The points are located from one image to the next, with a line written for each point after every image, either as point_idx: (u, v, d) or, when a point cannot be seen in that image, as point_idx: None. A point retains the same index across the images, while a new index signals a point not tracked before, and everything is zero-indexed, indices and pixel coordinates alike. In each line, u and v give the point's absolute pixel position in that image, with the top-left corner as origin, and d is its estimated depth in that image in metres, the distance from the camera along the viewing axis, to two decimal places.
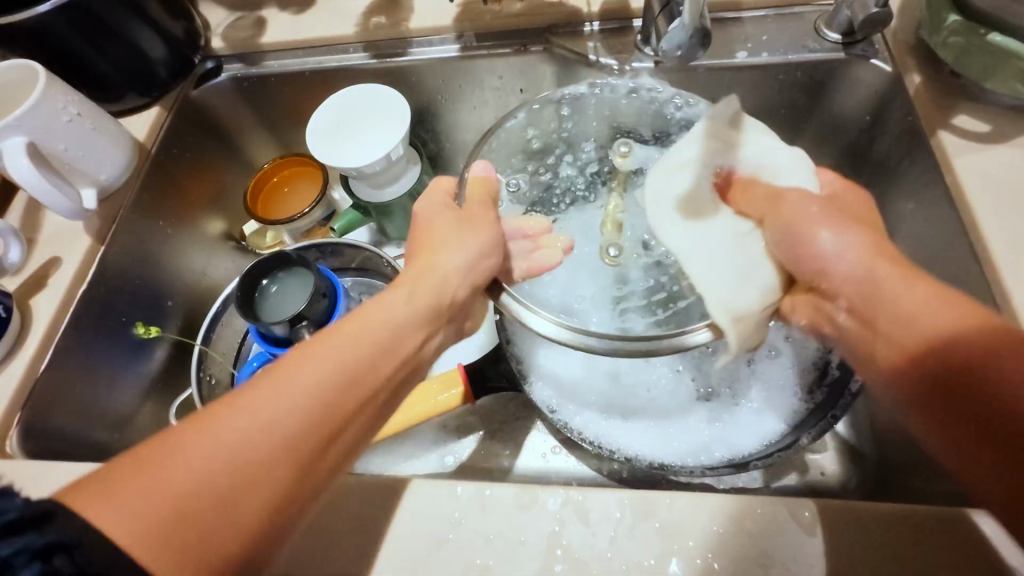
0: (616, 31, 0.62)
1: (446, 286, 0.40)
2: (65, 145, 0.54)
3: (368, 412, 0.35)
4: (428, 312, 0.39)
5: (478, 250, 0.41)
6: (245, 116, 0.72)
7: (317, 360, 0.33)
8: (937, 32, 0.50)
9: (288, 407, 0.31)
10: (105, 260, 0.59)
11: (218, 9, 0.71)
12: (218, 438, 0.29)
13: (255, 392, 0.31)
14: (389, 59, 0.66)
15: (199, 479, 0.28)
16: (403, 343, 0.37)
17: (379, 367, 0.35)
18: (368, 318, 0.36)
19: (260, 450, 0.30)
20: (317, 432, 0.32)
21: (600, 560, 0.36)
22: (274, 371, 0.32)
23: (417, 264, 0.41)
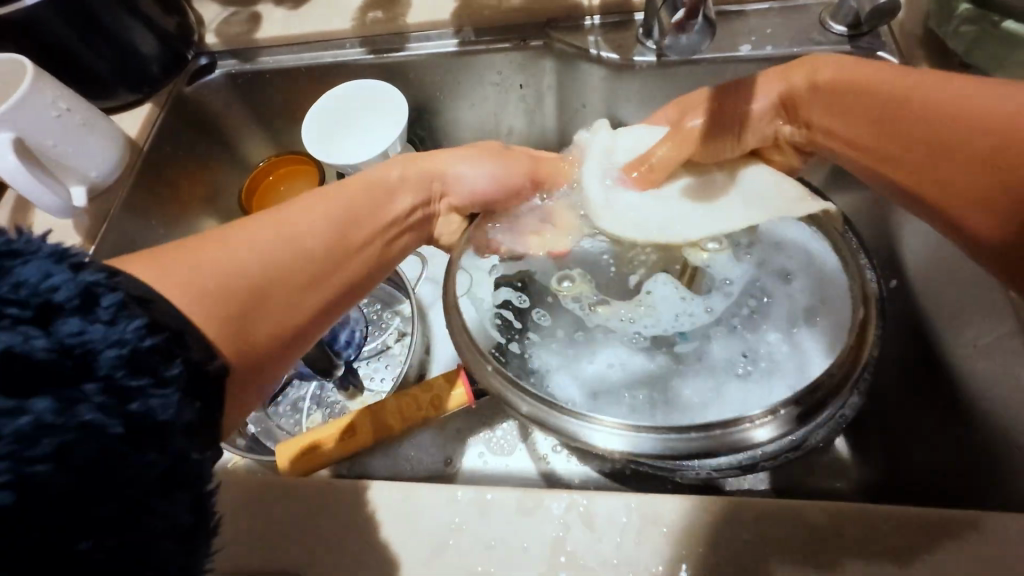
0: (617, 25, 0.61)
1: (432, 174, 0.49)
2: (54, 141, 0.53)
3: (373, 248, 0.42)
4: (417, 183, 0.48)
5: (489, 164, 0.50)
6: (240, 113, 0.71)
7: (326, 199, 0.41)
8: (949, 22, 0.49)
9: (308, 226, 0.37)
10: (96, 259, 0.58)
11: (212, 5, 0.70)
12: (258, 233, 0.35)
13: (277, 210, 0.38)
14: (385, 54, 0.65)
15: (247, 257, 0.33)
16: (394, 203, 0.46)
17: (374, 213, 0.43)
18: (365, 182, 0.45)
19: (291, 245, 0.36)
20: (333, 245, 0.39)
21: (607, 566, 0.35)
22: (294, 204, 0.39)
23: (406, 162, 0.49)
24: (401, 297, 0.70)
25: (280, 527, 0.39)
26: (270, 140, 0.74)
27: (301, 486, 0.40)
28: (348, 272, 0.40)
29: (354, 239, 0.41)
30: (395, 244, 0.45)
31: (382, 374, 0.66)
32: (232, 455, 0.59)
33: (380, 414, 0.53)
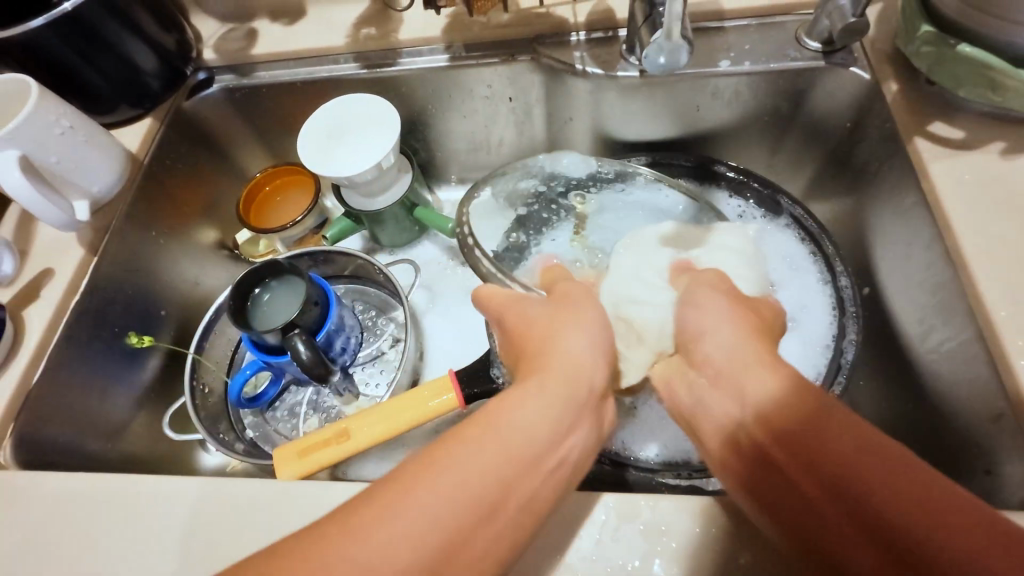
0: (601, 41, 0.63)
1: (560, 371, 0.36)
2: (56, 158, 0.55)
3: (500, 536, 0.30)
4: (574, 402, 0.35)
5: (582, 336, 0.38)
6: (237, 126, 0.73)
7: (477, 438, 0.31)
8: (911, 42, 0.52)
9: (405, 544, 0.27)
10: (98, 270, 0.60)
11: (210, 21, 0.72)
12: (387, 518, 0.27)
13: (415, 466, 0.30)
14: (378, 69, 0.67)
15: (357, 560, 0.26)
16: (555, 448, 0.33)
17: (529, 469, 0.31)
18: (512, 423, 0.32)
19: (442, 520, 0.28)
20: (475, 506, 0.29)
21: (585, 563, 0.37)
22: (421, 470, 0.30)
23: (550, 374, 0.35)
24: (393, 303, 0.72)
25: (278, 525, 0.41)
26: (267, 151, 0.76)
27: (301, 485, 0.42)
28: (486, 544, 0.29)
29: (515, 490, 0.31)
30: (577, 462, 0.35)
31: (377, 379, 0.68)
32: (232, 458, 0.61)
33: (373, 419, 0.55)
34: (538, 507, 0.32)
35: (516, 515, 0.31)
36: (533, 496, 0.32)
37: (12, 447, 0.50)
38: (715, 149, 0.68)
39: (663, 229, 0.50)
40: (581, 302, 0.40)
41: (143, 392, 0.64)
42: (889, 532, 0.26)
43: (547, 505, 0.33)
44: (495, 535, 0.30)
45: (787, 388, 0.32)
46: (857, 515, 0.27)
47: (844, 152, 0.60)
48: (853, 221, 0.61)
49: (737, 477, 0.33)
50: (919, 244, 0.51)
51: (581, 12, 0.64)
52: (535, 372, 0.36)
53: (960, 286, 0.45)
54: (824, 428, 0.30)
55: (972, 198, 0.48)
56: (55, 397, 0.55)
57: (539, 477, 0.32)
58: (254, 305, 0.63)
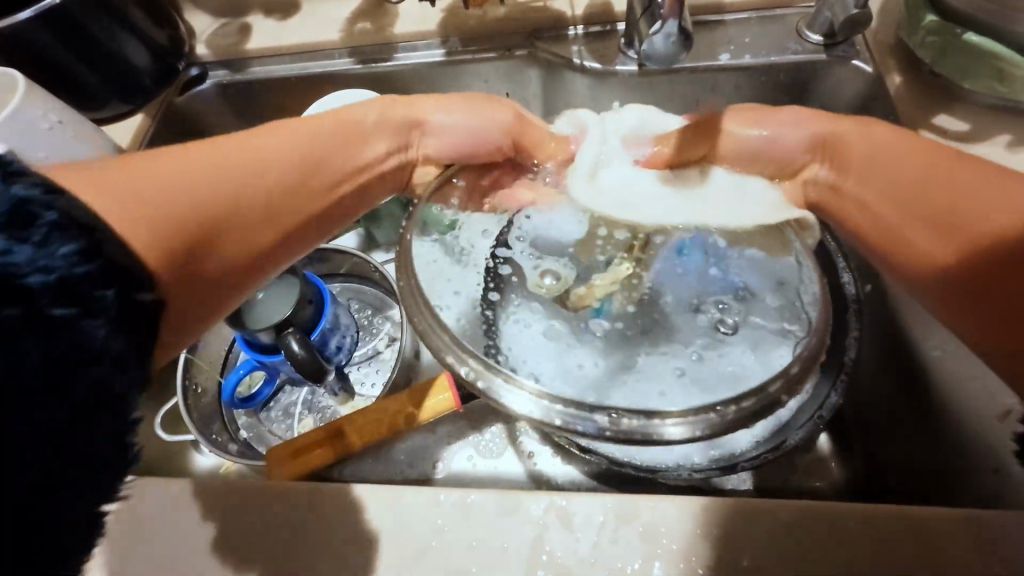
0: (599, 35, 0.62)
1: (409, 111, 0.49)
2: (46, 153, 0.54)
3: (297, 237, 0.43)
4: (387, 127, 0.48)
5: (467, 116, 0.48)
6: (230, 122, 0.72)
7: (277, 132, 0.43)
8: (914, 33, 0.51)
9: (243, 169, 0.39)
10: None
11: (203, 16, 0.71)
12: (152, 164, 0.35)
13: (197, 148, 0.38)
14: (373, 64, 0.66)
15: (182, 191, 0.35)
16: (343, 159, 0.46)
17: (334, 156, 0.45)
18: (316, 121, 0.46)
19: (221, 187, 0.37)
20: (313, 168, 0.44)
21: (583, 565, 0.36)
22: (230, 142, 0.40)
23: (371, 108, 0.49)
24: (390, 301, 0.72)
25: (268, 528, 0.40)
26: None
27: (290, 488, 0.41)
28: (293, 208, 0.42)
29: (301, 208, 0.43)
30: (363, 197, 0.48)
31: (372, 379, 0.67)
32: (224, 459, 0.60)
33: (367, 418, 0.54)
34: (350, 204, 0.47)
35: (309, 222, 0.43)
36: (332, 207, 0.45)
37: None
38: None
39: (606, 143, 0.49)
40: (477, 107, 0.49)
41: None
42: None
43: (342, 216, 0.47)
44: (295, 223, 0.43)
45: None
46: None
47: None
48: None
49: (962, 274, 0.36)
50: None
51: (579, 5, 0.63)
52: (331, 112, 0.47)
53: None
54: None
55: None
56: None
57: (317, 203, 0.44)
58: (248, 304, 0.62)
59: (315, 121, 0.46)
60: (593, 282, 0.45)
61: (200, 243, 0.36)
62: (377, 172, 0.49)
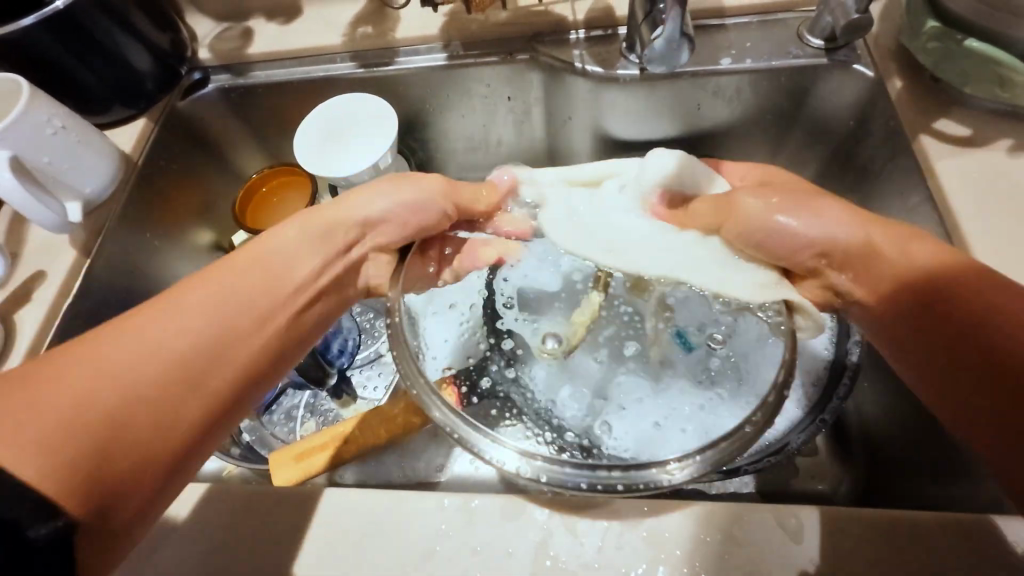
0: (601, 39, 0.62)
1: (343, 222, 0.46)
2: (49, 158, 0.54)
3: (245, 384, 0.40)
4: (323, 241, 0.45)
5: (402, 197, 0.47)
6: (232, 125, 0.72)
7: (210, 278, 0.40)
8: (915, 38, 0.51)
9: (166, 337, 0.37)
10: (92, 273, 0.59)
11: (205, 20, 0.71)
12: (59, 371, 0.34)
13: (111, 331, 0.36)
14: (375, 68, 0.66)
15: (90, 393, 0.33)
16: (285, 283, 0.43)
17: (272, 287, 0.42)
18: (256, 255, 0.43)
19: (133, 379, 0.35)
20: (249, 309, 0.40)
21: (587, 570, 0.36)
22: (153, 305, 0.38)
23: (319, 213, 0.46)
24: None
25: (272, 533, 0.40)
26: (263, 152, 0.75)
27: (295, 492, 0.41)
28: (228, 366, 0.39)
29: (236, 352, 0.39)
30: (315, 313, 0.45)
31: (375, 382, 0.67)
32: (226, 462, 0.60)
33: (370, 421, 0.54)
34: (301, 324, 0.44)
35: (252, 364, 0.40)
36: (277, 342, 0.42)
37: None
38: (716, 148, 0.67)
39: (599, 196, 0.51)
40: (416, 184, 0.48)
41: None
42: (984, 342, 0.36)
43: (293, 342, 0.43)
44: (234, 374, 0.39)
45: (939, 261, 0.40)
46: (965, 337, 0.37)
47: (848, 150, 0.59)
48: None
49: (894, 319, 0.41)
50: None
51: (581, 10, 0.63)
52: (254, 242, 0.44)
53: None
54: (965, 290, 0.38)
55: (979, 196, 0.47)
56: None
57: (257, 342, 0.40)
58: None
59: (237, 257, 0.43)
60: (574, 321, 0.48)
61: (116, 450, 0.33)
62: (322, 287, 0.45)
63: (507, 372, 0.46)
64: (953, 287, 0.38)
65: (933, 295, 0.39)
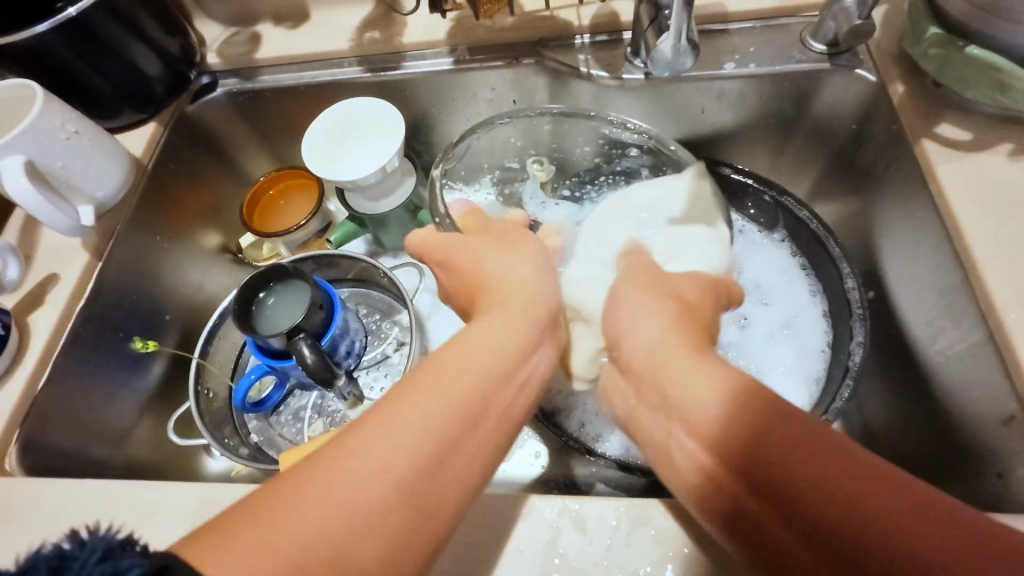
0: (606, 44, 0.63)
1: (538, 302, 0.38)
2: (62, 163, 0.55)
3: (459, 502, 0.31)
4: (527, 330, 0.37)
5: (527, 261, 0.41)
6: (240, 129, 0.73)
7: (434, 381, 0.33)
8: (918, 44, 0.52)
9: (386, 453, 0.29)
10: (103, 275, 0.59)
11: (213, 25, 0.72)
12: (297, 502, 0.27)
13: (322, 459, 0.29)
14: (382, 72, 0.67)
15: (300, 531, 0.26)
16: (505, 379, 0.34)
17: (492, 385, 0.34)
18: (470, 346, 0.35)
19: (373, 504, 0.28)
20: (466, 414, 0.32)
21: (597, 568, 0.37)
22: (371, 418, 0.31)
23: (500, 305, 0.38)
24: (398, 306, 0.73)
25: None
26: (270, 155, 0.76)
27: None
28: (448, 487, 0.30)
29: (454, 462, 0.31)
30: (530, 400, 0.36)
31: (381, 383, 0.68)
32: (235, 462, 0.61)
33: None
34: (514, 415, 0.35)
35: (469, 473, 0.32)
36: (493, 443, 0.33)
37: (19, 454, 0.50)
38: (719, 151, 0.68)
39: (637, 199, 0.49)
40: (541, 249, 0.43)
41: (147, 398, 0.63)
42: (842, 546, 0.26)
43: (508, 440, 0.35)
44: (451, 492, 0.31)
45: (733, 404, 0.31)
46: (815, 535, 0.27)
47: (850, 154, 0.60)
48: (859, 222, 0.61)
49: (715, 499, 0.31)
50: (930, 247, 0.50)
51: (585, 15, 0.64)
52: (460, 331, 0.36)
53: (970, 289, 0.45)
54: (811, 460, 0.28)
55: (980, 199, 0.48)
56: (60, 401, 0.55)
57: (471, 448, 0.32)
58: (258, 309, 0.63)
59: (453, 347, 0.35)
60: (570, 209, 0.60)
61: None
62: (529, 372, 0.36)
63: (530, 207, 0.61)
64: (764, 442, 0.29)
65: (754, 465, 0.29)
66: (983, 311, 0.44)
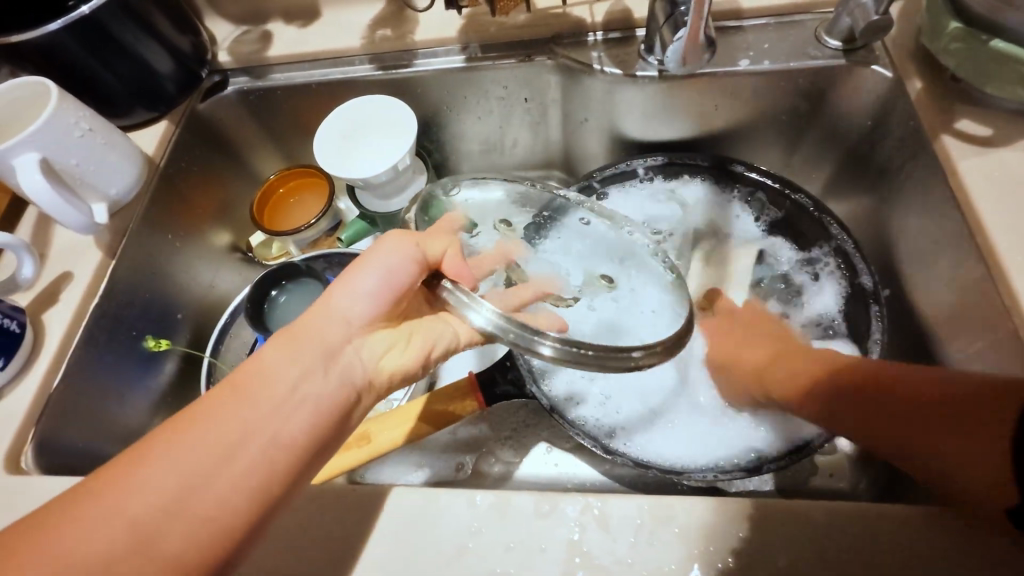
0: (619, 41, 0.63)
1: (334, 328, 0.38)
2: (77, 160, 0.54)
3: (224, 526, 0.32)
4: (318, 357, 0.37)
5: (361, 277, 0.39)
6: (251, 127, 0.73)
7: (201, 411, 0.33)
8: (939, 39, 0.51)
9: (137, 487, 0.31)
10: (116, 274, 0.59)
11: (224, 23, 0.72)
12: (38, 544, 0.29)
13: (64, 506, 0.30)
14: (393, 70, 0.67)
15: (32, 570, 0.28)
16: (280, 410, 0.35)
17: (257, 415, 0.34)
18: (248, 375, 0.35)
19: (100, 548, 0.29)
20: (226, 445, 0.33)
21: (621, 566, 0.36)
22: (139, 448, 0.32)
23: (298, 327, 0.37)
24: None
25: (305, 534, 0.40)
26: (281, 154, 0.76)
27: (324, 492, 0.41)
28: (205, 516, 0.31)
29: (200, 500, 0.31)
30: (319, 428, 0.36)
31: None
32: None
33: (393, 422, 0.55)
34: (293, 445, 0.35)
35: (229, 510, 0.32)
36: (262, 477, 0.33)
37: (34, 453, 0.50)
38: (731, 148, 0.68)
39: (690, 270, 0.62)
40: (389, 252, 0.39)
41: (159, 397, 0.63)
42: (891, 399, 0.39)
43: (289, 473, 0.34)
44: (195, 528, 0.31)
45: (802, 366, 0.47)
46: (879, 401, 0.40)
47: (865, 151, 0.60)
48: (874, 219, 0.61)
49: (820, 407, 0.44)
50: (948, 242, 0.50)
51: (598, 12, 0.64)
52: (240, 365, 0.36)
53: (992, 285, 0.45)
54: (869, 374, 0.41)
55: (1001, 195, 0.47)
56: (75, 400, 0.54)
57: (225, 486, 0.32)
58: (271, 306, 0.63)
59: (226, 384, 0.35)
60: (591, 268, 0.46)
61: None
62: (316, 404, 0.36)
63: (542, 221, 0.47)
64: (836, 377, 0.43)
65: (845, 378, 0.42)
66: (1006, 307, 0.44)
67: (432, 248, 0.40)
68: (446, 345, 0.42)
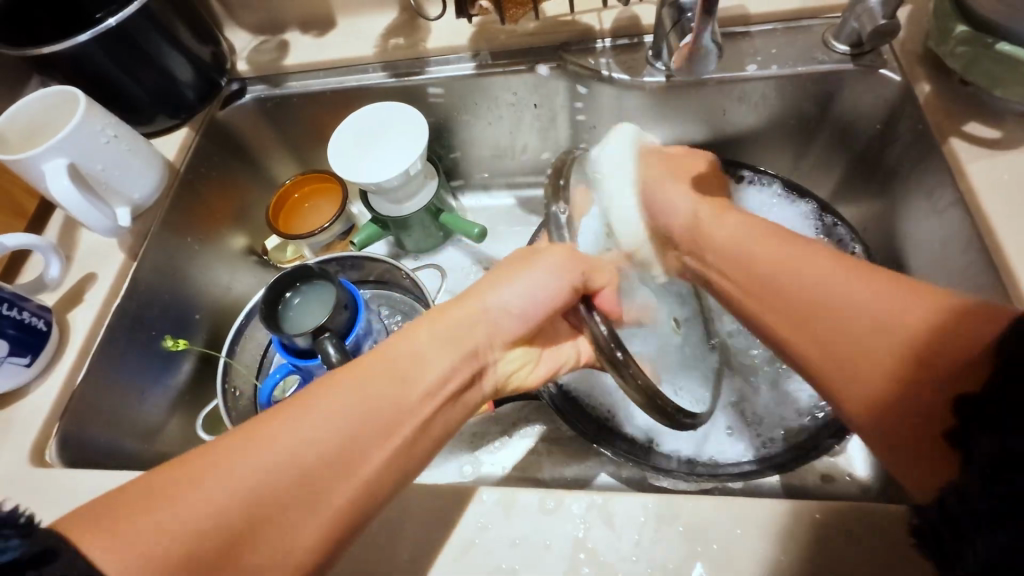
0: (627, 47, 0.63)
1: (473, 329, 0.43)
2: (102, 166, 0.56)
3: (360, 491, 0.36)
4: (454, 356, 0.41)
5: (513, 286, 0.44)
6: (267, 134, 0.75)
7: (360, 385, 0.38)
8: (945, 43, 0.51)
9: (307, 441, 0.35)
10: (137, 275, 0.61)
11: (242, 33, 0.74)
12: (209, 472, 0.32)
13: (235, 445, 0.34)
14: (406, 78, 0.68)
15: (216, 494, 0.32)
16: (425, 400, 0.39)
17: (406, 393, 0.38)
18: (397, 353, 0.40)
19: (277, 487, 0.33)
20: (381, 421, 0.37)
21: (626, 563, 0.37)
22: (302, 401, 0.36)
23: (441, 324, 0.42)
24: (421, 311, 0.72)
25: None
26: (296, 160, 0.78)
27: None
28: (356, 488, 0.36)
29: (354, 468, 0.36)
30: (450, 416, 0.42)
31: None
32: None
33: None
34: (432, 433, 0.40)
35: (375, 483, 0.36)
36: (409, 454, 0.38)
37: (58, 446, 0.52)
38: (739, 152, 0.68)
39: None
40: (556, 266, 0.43)
41: (177, 395, 0.65)
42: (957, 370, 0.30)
43: (422, 458, 0.40)
44: (350, 494, 0.35)
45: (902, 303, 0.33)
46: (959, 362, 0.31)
47: (874, 154, 0.60)
48: (885, 223, 0.60)
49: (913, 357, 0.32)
50: (957, 244, 0.50)
51: (606, 19, 0.65)
52: (394, 341, 0.41)
53: (1002, 287, 0.45)
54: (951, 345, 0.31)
55: (1009, 196, 0.47)
56: (97, 397, 0.56)
57: (381, 460, 0.37)
58: (285, 307, 0.65)
59: (380, 355, 0.40)
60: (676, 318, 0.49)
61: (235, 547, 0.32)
62: (451, 389, 0.41)
63: None
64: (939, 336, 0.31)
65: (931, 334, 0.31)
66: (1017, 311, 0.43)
67: (598, 278, 0.43)
68: (566, 364, 0.50)
